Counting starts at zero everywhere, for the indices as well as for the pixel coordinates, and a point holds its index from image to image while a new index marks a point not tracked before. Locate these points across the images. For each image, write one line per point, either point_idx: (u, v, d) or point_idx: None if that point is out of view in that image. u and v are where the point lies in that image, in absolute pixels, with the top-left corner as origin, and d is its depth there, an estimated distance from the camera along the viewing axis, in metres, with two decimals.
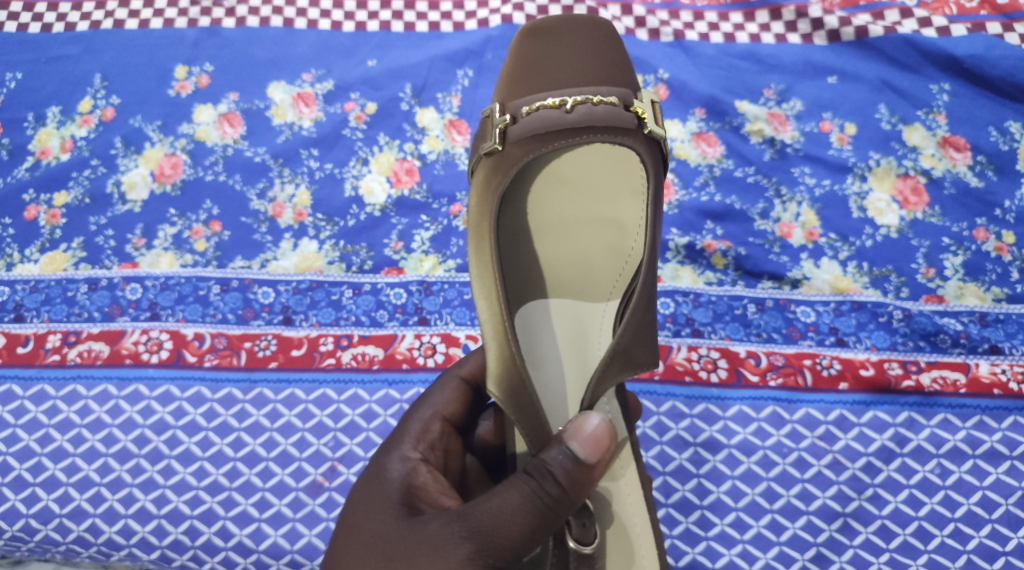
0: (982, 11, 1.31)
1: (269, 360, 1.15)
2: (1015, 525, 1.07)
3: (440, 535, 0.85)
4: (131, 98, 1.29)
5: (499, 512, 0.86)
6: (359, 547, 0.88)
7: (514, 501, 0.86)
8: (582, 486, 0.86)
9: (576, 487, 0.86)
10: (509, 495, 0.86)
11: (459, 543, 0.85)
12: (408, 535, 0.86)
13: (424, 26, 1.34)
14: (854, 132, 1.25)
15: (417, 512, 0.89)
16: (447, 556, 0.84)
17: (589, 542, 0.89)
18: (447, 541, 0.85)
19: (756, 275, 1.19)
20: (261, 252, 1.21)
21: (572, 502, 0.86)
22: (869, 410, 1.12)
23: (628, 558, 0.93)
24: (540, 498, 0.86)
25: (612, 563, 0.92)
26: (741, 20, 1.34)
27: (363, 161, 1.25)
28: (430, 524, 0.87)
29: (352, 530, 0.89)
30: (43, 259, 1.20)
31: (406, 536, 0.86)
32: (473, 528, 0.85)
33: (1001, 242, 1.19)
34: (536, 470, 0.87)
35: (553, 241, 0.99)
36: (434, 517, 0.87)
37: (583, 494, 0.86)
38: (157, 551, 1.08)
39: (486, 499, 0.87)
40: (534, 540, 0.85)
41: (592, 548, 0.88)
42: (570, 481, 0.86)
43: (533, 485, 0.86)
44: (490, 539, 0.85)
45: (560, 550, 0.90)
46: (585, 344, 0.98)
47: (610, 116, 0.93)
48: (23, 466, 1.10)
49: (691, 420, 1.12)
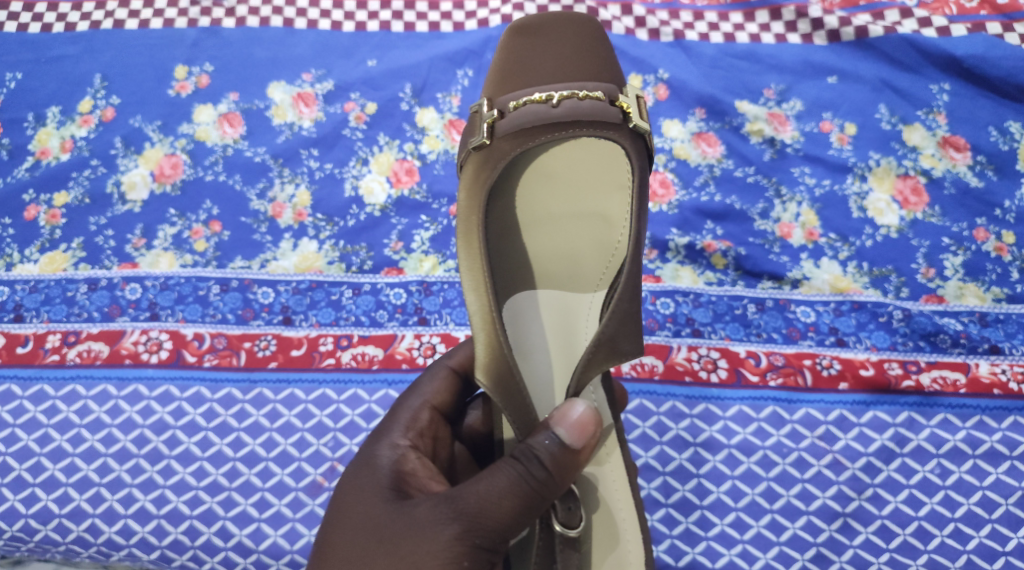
0: (982, 11, 1.31)
1: (269, 360, 1.15)
2: (1015, 525, 1.07)
3: (428, 518, 0.85)
4: (131, 98, 1.29)
5: (486, 495, 0.85)
6: (348, 530, 0.87)
7: (500, 483, 0.86)
8: (567, 470, 0.86)
9: (561, 470, 0.86)
10: (496, 477, 0.86)
11: (446, 525, 0.85)
12: (396, 517, 0.86)
13: (424, 26, 1.34)
14: (854, 132, 1.25)
15: (406, 496, 0.89)
16: (435, 537, 0.84)
17: (575, 525, 0.89)
18: (435, 523, 0.85)
19: (756, 275, 1.19)
20: (261, 252, 1.21)
21: (557, 486, 0.86)
22: (868, 410, 1.12)
23: (613, 540, 0.93)
24: (527, 481, 0.86)
25: (596, 548, 0.92)
26: (741, 20, 1.33)
27: (363, 161, 1.25)
28: (418, 507, 0.87)
29: (342, 513, 0.89)
30: (43, 259, 1.20)
31: (395, 518, 0.86)
32: (461, 510, 0.85)
33: (1001, 242, 1.19)
34: (522, 454, 0.87)
35: (541, 235, 0.99)
36: (422, 501, 0.87)
37: (568, 479, 0.86)
38: (157, 551, 1.08)
39: (473, 481, 0.87)
40: (522, 522, 0.85)
41: (578, 532, 0.89)
42: (556, 465, 0.86)
43: (519, 469, 0.86)
44: (478, 521, 0.85)
45: (547, 534, 0.90)
46: (573, 335, 0.98)
47: (597, 111, 0.93)
48: (23, 466, 1.10)
49: (691, 420, 1.12)
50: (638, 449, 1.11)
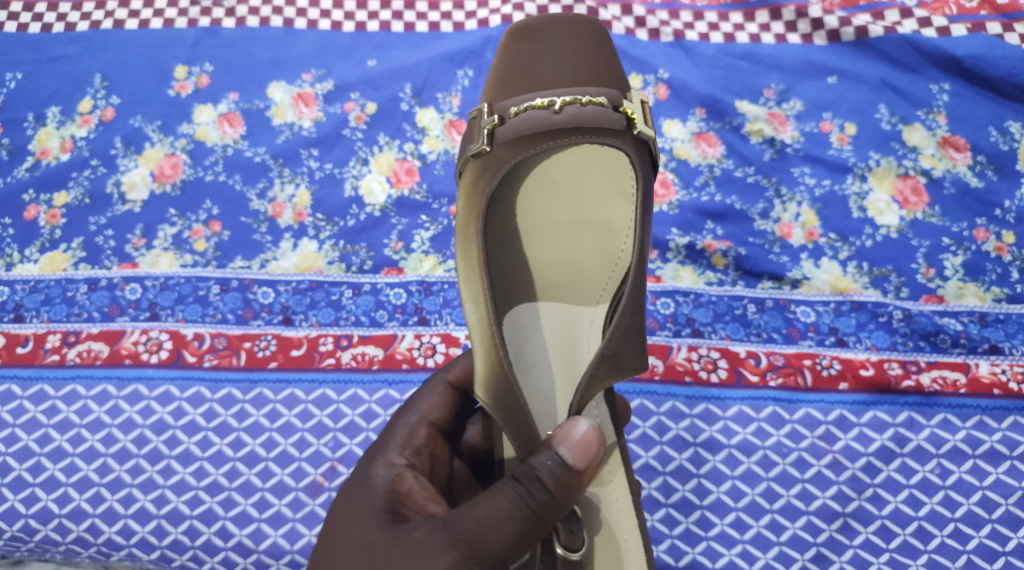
0: (982, 11, 1.31)
1: (269, 360, 1.15)
2: (1015, 525, 1.07)
3: (424, 543, 0.85)
4: (131, 98, 1.29)
5: (484, 519, 0.85)
6: (342, 554, 0.88)
7: (501, 506, 0.86)
8: (569, 492, 0.86)
9: (564, 492, 0.86)
10: (495, 501, 0.86)
11: (443, 552, 0.84)
12: (392, 541, 0.86)
13: (424, 26, 1.34)
14: (854, 132, 1.26)
15: (402, 519, 0.88)
16: (432, 564, 0.84)
17: (578, 548, 0.89)
18: (431, 550, 0.84)
19: (756, 275, 1.19)
20: (261, 252, 1.21)
21: (560, 508, 0.86)
22: (869, 410, 1.12)
23: (616, 562, 0.92)
24: (527, 504, 0.86)
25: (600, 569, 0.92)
26: (741, 20, 1.34)
27: (363, 161, 1.25)
28: (415, 531, 0.86)
29: (335, 537, 0.89)
30: (43, 259, 1.20)
31: (389, 544, 0.86)
32: (458, 536, 0.85)
33: (1001, 242, 1.19)
34: (523, 476, 0.87)
35: (542, 243, 0.99)
36: (418, 525, 0.87)
37: (570, 500, 0.87)
38: (157, 551, 1.08)
39: (472, 505, 0.87)
40: (522, 546, 0.85)
41: (579, 555, 0.89)
42: (558, 486, 0.86)
43: (520, 491, 0.86)
44: (476, 547, 0.84)
45: (548, 556, 0.90)
46: (574, 349, 0.98)
47: (599, 117, 0.93)
48: (23, 466, 1.10)
49: (691, 420, 1.12)
50: (638, 449, 1.11)
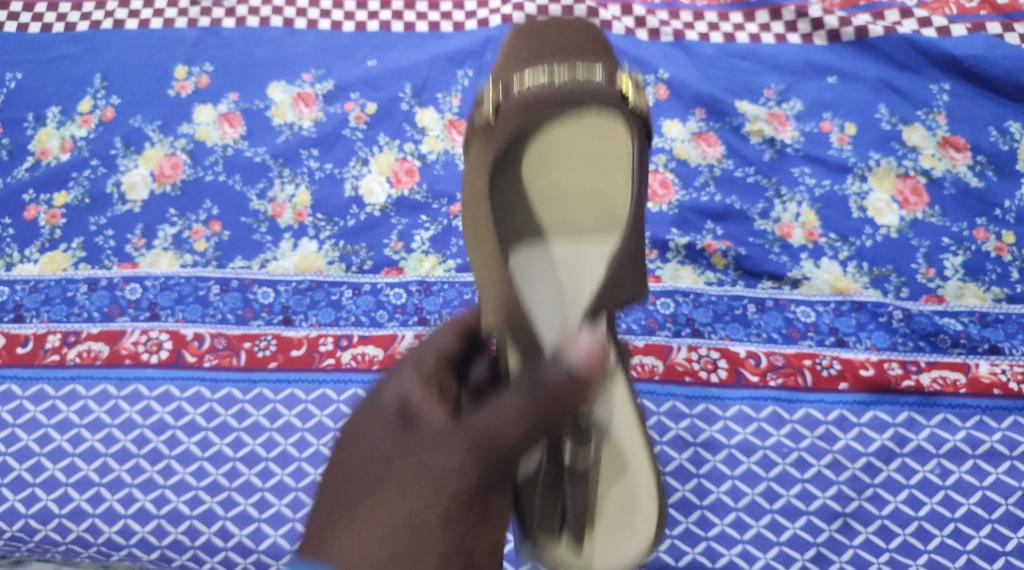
0: (982, 11, 1.31)
1: (269, 360, 1.15)
2: (1015, 525, 1.07)
3: (436, 447, 0.81)
4: (131, 98, 1.29)
5: (492, 420, 0.80)
6: (350, 479, 0.83)
7: (509, 404, 0.79)
8: (580, 389, 0.79)
9: (573, 390, 0.79)
10: (505, 399, 0.80)
11: (450, 476, 0.80)
12: (399, 450, 0.82)
13: (424, 26, 1.34)
14: (854, 132, 1.26)
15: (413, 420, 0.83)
16: (437, 486, 0.80)
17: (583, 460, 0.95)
18: (440, 459, 0.80)
19: (756, 275, 1.19)
20: (261, 252, 1.21)
21: (569, 401, 0.79)
22: (869, 410, 1.12)
23: (621, 471, 1.00)
24: (534, 403, 0.79)
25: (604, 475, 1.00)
26: (741, 20, 1.34)
27: (363, 161, 1.25)
28: (425, 431, 0.82)
29: (342, 465, 0.84)
30: (43, 259, 1.20)
31: (399, 454, 0.82)
32: (471, 444, 0.80)
33: (1000, 242, 1.19)
34: (532, 380, 0.79)
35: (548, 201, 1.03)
36: (430, 416, 0.82)
37: (583, 395, 0.79)
38: (157, 551, 1.07)
39: (481, 409, 0.80)
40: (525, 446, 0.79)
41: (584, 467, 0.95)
42: (568, 385, 0.79)
43: (528, 387, 0.79)
44: (484, 471, 0.80)
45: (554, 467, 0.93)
46: (580, 291, 1.01)
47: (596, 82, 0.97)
48: (23, 467, 1.10)
49: (691, 420, 1.12)
50: None
